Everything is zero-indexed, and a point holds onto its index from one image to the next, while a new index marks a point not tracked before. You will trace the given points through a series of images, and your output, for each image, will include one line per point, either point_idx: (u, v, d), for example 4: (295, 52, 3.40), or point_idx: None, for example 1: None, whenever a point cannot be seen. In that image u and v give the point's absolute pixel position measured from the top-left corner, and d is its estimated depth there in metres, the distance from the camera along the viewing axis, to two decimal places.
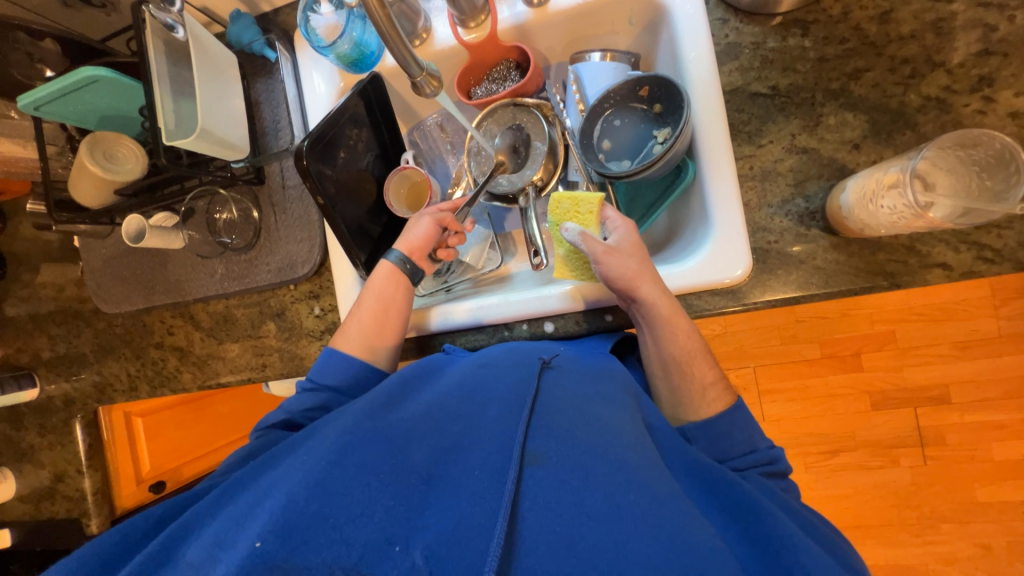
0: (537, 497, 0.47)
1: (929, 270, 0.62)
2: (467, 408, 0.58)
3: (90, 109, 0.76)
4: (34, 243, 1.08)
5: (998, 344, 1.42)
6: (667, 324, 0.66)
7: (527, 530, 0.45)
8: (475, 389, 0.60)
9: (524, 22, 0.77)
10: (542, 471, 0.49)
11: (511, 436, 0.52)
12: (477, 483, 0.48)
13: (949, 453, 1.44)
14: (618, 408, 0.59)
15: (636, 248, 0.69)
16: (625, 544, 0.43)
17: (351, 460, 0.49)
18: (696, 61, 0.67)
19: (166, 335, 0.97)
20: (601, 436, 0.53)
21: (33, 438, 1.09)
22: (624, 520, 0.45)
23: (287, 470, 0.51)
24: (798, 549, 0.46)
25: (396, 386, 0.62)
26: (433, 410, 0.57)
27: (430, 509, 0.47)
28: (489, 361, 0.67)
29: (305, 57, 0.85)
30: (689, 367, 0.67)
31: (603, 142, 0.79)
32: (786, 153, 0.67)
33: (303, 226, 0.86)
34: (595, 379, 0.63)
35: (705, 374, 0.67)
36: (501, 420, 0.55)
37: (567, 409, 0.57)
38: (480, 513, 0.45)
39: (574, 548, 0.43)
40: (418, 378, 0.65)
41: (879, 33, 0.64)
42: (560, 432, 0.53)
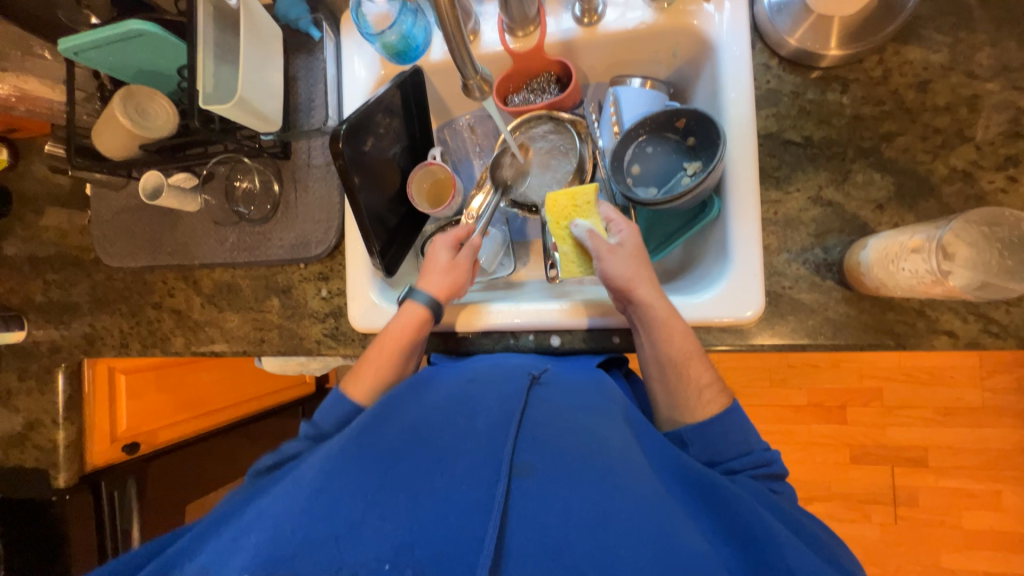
0: (524, 510, 0.48)
1: (936, 336, 0.64)
2: (459, 419, 0.57)
3: (129, 61, 0.76)
4: (43, 184, 1.06)
5: (980, 415, 1.44)
6: (663, 328, 0.67)
7: (513, 543, 0.46)
8: (466, 399, 0.60)
9: (571, 39, 0.78)
10: (529, 484, 0.50)
11: (499, 449, 0.52)
12: (467, 498, 0.49)
13: (920, 515, 1.46)
14: (609, 421, 0.58)
15: (638, 251, 0.71)
16: (614, 550, 0.45)
17: (341, 484, 0.49)
18: (735, 102, 0.69)
19: (166, 296, 0.96)
20: (589, 448, 0.53)
21: (13, 382, 1.07)
22: (612, 527, 0.46)
23: (273, 497, 0.50)
24: (787, 555, 0.47)
25: (386, 403, 0.61)
26: (422, 427, 0.57)
27: (418, 523, 0.47)
28: (478, 375, 0.66)
29: (350, 41, 0.85)
30: (685, 368, 0.66)
31: (632, 167, 0.79)
32: (811, 203, 0.68)
33: (322, 206, 0.86)
34: (588, 391, 0.64)
35: (701, 376, 0.66)
36: (488, 435, 0.54)
37: (556, 420, 0.56)
38: (471, 527, 0.47)
39: (558, 556, 0.45)
40: (407, 390, 0.64)
41: (916, 100, 0.65)
42: (544, 443, 0.53)
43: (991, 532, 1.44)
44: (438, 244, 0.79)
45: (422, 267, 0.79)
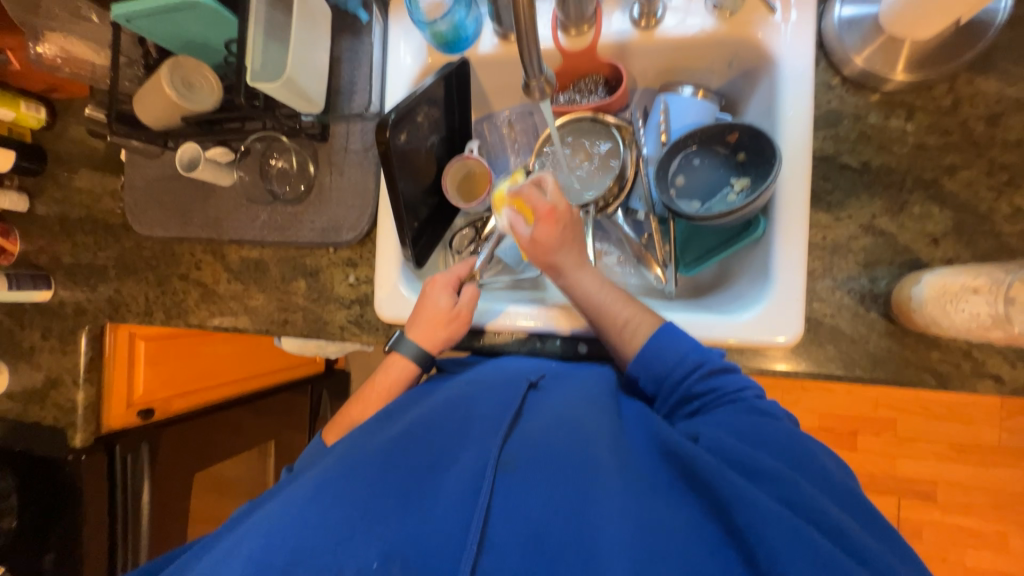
0: (507, 502, 0.49)
1: (981, 378, 0.62)
2: (451, 421, 0.58)
3: (177, 32, 0.75)
4: (79, 146, 1.06)
5: (995, 455, 1.41)
6: (586, 276, 0.72)
7: (497, 537, 0.47)
8: (457, 400, 0.62)
9: (626, 41, 0.75)
10: (512, 477, 0.50)
11: (486, 450, 0.53)
12: (454, 491, 0.50)
13: (922, 550, 1.45)
14: (596, 417, 0.58)
15: (565, 221, 0.72)
16: (590, 535, 0.46)
17: (331, 489, 0.50)
18: (793, 121, 0.67)
19: (193, 269, 0.96)
20: (568, 441, 0.53)
21: (37, 339, 1.08)
22: (589, 512, 0.47)
23: (270, 514, 0.50)
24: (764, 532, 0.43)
25: (382, 417, 0.65)
26: (412, 423, 0.58)
27: (409, 519, 0.48)
28: (477, 379, 0.68)
29: (397, 26, 0.84)
30: (604, 309, 0.70)
31: (677, 178, 0.77)
32: (862, 231, 0.66)
33: (357, 191, 0.85)
34: (578, 389, 0.64)
35: (619, 315, 0.69)
36: (479, 436, 0.56)
37: (544, 421, 0.57)
38: (456, 519, 0.48)
39: (541, 549, 0.46)
40: (405, 403, 0.67)
41: (984, 133, 0.63)
42: (529, 441, 0.54)
43: (994, 573, 1.42)
44: (438, 286, 0.77)
45: (416, 309, 0.77)
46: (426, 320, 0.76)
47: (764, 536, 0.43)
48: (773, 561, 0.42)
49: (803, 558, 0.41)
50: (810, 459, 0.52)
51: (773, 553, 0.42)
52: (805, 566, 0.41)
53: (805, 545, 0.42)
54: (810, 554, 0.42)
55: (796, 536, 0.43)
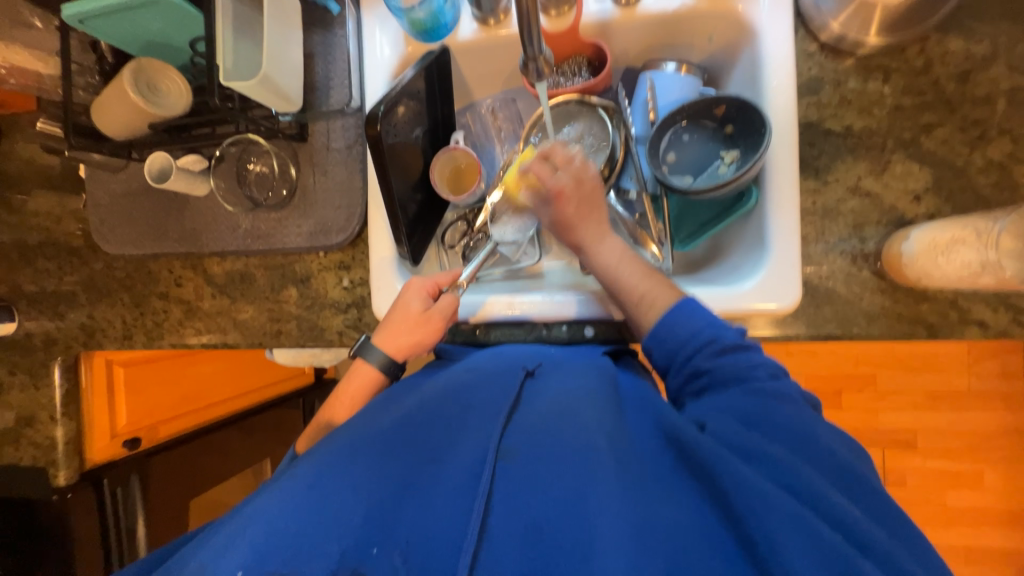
0: (508, 490, 0.48)
1: (967, 326, 0.65)
2: (450, 411, 0.57)
3: (137, 33, 0.70)
4: (30, 165, 0.99)
5: (966, 399, 1.50)
6: (605, 247, 0.73)
7: (496, 528, 0.46)
8: (458, 390, 0.60)
9: (608, 20, 0.75)
10: (513, 466, 0.50)
11: (485, 440, 0.52)
12: (454, 482, 0.49)
13: (907, 495, 1.54)
14: (597, 404, 0.57)
15: (583, 196, 0.72)
16: (592, 523, 0.45)
17: (331, 481, 0.48)
18: (778, 90, 0.68)
19: (173, 286, 0.91)
20: (569, 426, 0.54)
21: (4, 376, 1.01)
22: (589, 500, 0.47)
23: (267, 499, 0.48)
24: (759, 513, 0.43)
25: (379, 404, 0.63)
26: (412, 414, 0.56)
27: (408, 508, 0.47)
28: (477, 366, 0.67)
29: (371, 15, 0.81)
30: (621, 283, 0.71)
31: (668, 154, 0.78)
32: (850, 194, 0.68)
33: (344, 191, 0.82)
34: (577, 375, 0.64)
35: (637, 288, 0.69)
36: (478, 425, 0.55)
37: (545, 408, 0.57)
38: (455, 511, 0.47)
39: (540, 536, 0.45)
40: (399, 392, 0.66)
41: (956, 91, 0.66)
42: (530, 428, 0.53)
43: (973, 509, 1.52)
44: (414, 289, 0.75)
45: (389, 316, 0.75)
46: (392, 329, 0.74)
47: (763, 523, 0.43)
48: (771, 544, 0.42)
49: (808, 549, 0.41)
50: (817, 444, 0.51)
51: (772, 537, 0.42)
52: (808, 557, 0.41)
53: (807, 535, 0.42)
54: (813, 542, 0.42)
55: (798, 523, 0.42)
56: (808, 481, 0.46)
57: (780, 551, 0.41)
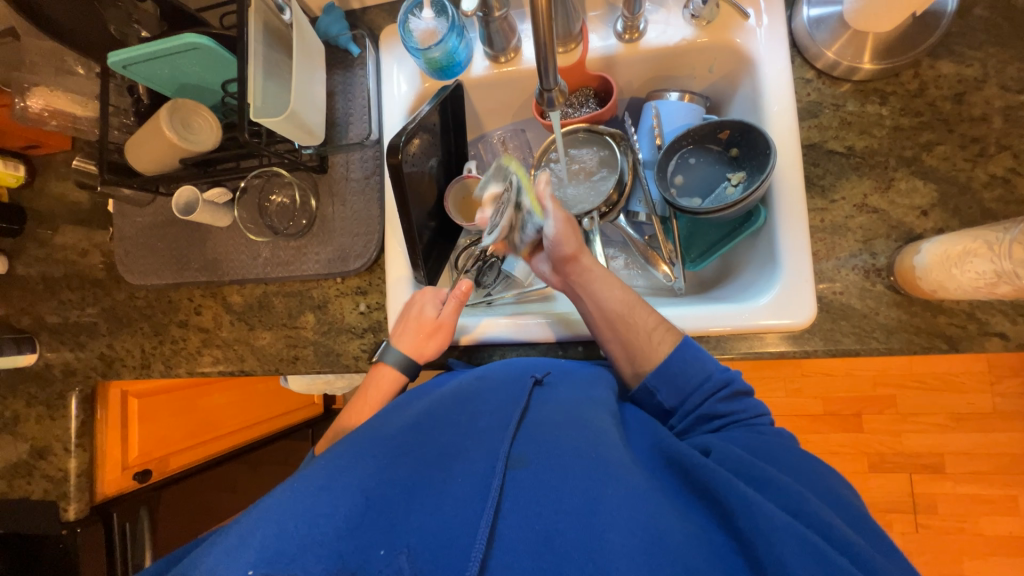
0: (518, 497, 0.50)
1: (987, 338, 0.65)
2: (460, 422, 0.61)
3: (173, 75, 0.75)
4: (62, 202, 1.03)
5: (992, 420, 1.46)
6: (600, 283, 0.73)
7: (505, 531, 0.48)
8: (467, 401, 0.64)
9: (613, 54, 0.79)
10: (523, 473, 0.52)
11: (496, 448, 0.55)
12: (463, 488, 0.51)
13: (940, 523, 1.47)
14: (604, 420, 0.60)
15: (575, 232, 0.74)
16: (601, 535, 0.46)
17: (342, 482, 0.49)
18: (779, 115, 0.71)
19: (192, 314, 0.93)
20: (578, 437, 0.56)
21: (21, 408, 1.01)
22: (599, 512, 0.48)
23: (277, 497, 0.49)
24: (768, 534, 0.44)
25: (390, 409, 0.65)
26: (424, 423, 0.59)
27: (416, 509, 0.49)
28: (487, 374, 0.70)
29: (389, 56, 0.86)
30: (630, 317, 0.70)
31: (675, 177, 0.80)
32: (857, 210, 0.70)
33: (361, 219, 0.85)
34: (583, 388, 0.66)
35: (646, 321, 0.69)
36: (489, 434, 0.58)
37: (553, 419, 0.59)
38: (465, 516, 0.49)
39: (551, 545, 0.47)
40: (412, 397, 0.68)
41: (953, 111, 0.68)
42: (539, 438, 0.56)
43: (1013, 537, 1.44)
44: (428, 296, 0.77)
45: (405, 317, 0.77)
46: (409, 338, 0.76)
47: (773, 545, 0.44)
48: (781, 565, 0.43)
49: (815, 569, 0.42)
50: (818, 478, 0.53)
51: (780, 560, 0.43)
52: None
53: (818, 559, 0.43)
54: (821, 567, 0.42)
55: (809, 549, 0.43)
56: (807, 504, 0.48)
57: (790, 573, 0.42)
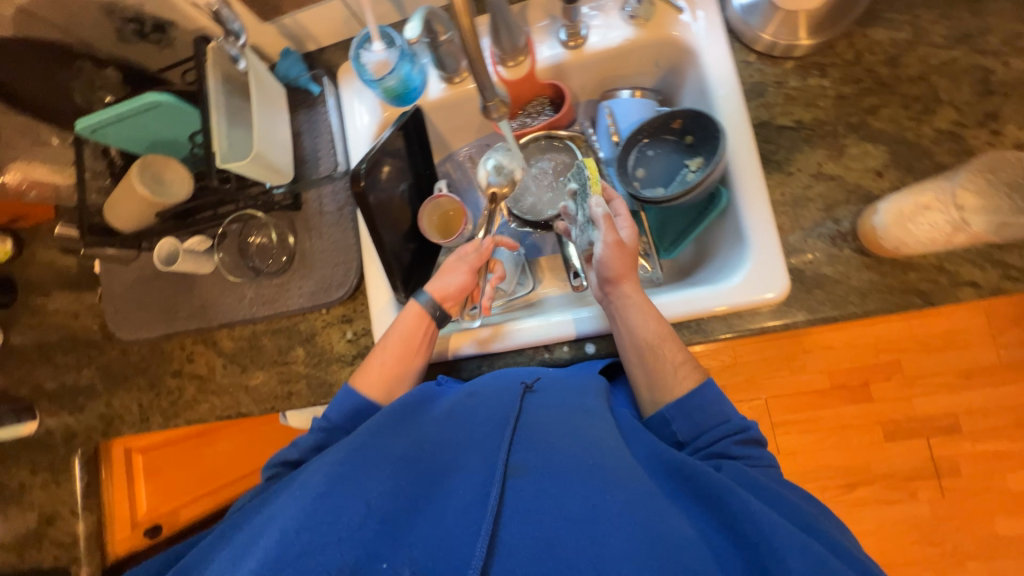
0: (518, 506, 0.51)
1: (960, 288, 0.65)
2: (457, 432, 0.60)
3: (142, 133, 0.78)
4: (51, 269, 1.05)
5: (999, 372, 1.45)
6: (636, 310, 0.69)
7: (506, 536, 0.50)
8: (464, 410, 0.62)
9: (561, 62, 0.82)
10: (523, 482, 0.53)
11: (494, 455, 0.56)
12: (464, 500, 0.53)
13: (965, 485, 1.44)
14: (601, 421, 0.60)
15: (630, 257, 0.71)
16: (602, 541, 0.47)
17: (342, 493, 0.49)
18: (725, 99, 0.73)
19: (185, 362, 0.94)
20: (577, 443, 0.56)
21: (26, 478, 1.02)
22: (600, 517, 0.49)
23: (279, 509, 0.51)
24: (773, 537, 0.46)
25: (388, 414, 0.61)
26: (422, 435, 0.59)
27: (417, 520, 0.50)
28: (478, 391, 0.66)
29: (349, 90, 0.89)
30: (661, 348, 0.66)
31: (637, 170, 0.83)
32: (814, 180, 0.71)
33: (338, 249, 0.87)
34: (579, 391, 0.64)
35: (673, 356, 0.66)
36: (487, 441, 0.58)
37: (550, 422, 0.59)
38: (466, 526, 0.51)
39: (552, 552, 0.48)
40: (411, 404, 0.63)
41: (890, 74, 0.70)
42: (538, 444, 0.57)
43: None
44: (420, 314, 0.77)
45: (444, 263, 0.81)
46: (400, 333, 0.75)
47: (776, 548, 0.46)
48: (783, 565, 0.45)
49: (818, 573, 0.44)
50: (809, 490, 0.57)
51: (783, 561, 0.45)
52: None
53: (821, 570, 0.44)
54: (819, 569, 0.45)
55: (811, 556, 0.45)
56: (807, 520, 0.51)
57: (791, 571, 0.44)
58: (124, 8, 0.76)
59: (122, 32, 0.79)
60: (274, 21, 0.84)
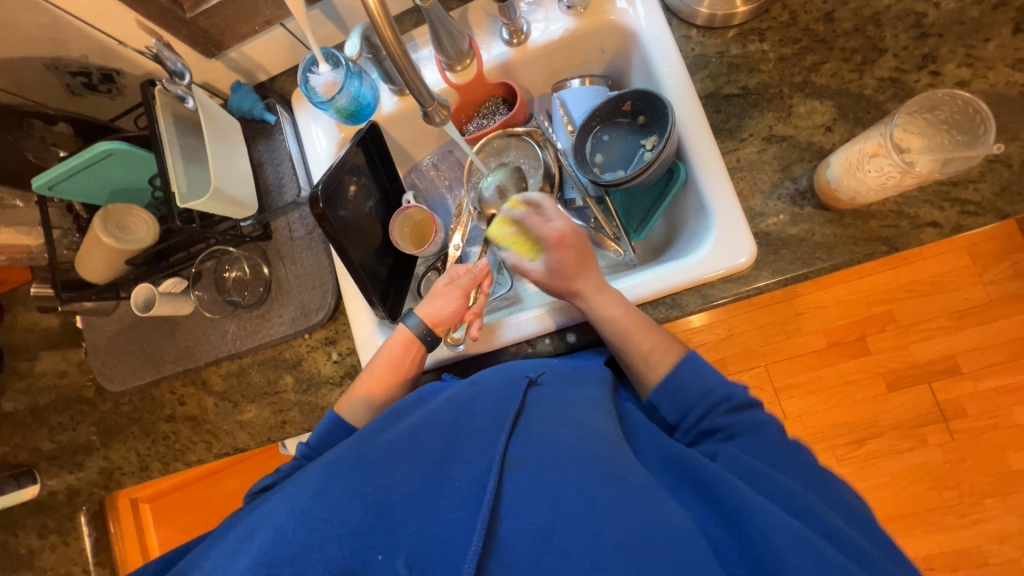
0: (515, 500, 0.51)
1: (922, 230, 0.66)
2: (456, 428, 0.59)
3: (102, 183, 0.78)
4: (34, 330, 1.05)
5: (990, 309, 1.45)
6: (605, 301, 0.71)
7: (503, 531, 0.49)
8: (463, 406, 0.62)
9: (507, 60, 0.83)
10: (519, 475, 0.52)
11: (491, 450, 0.55)
12: (461, 492, 0.52)
13: (972, 425, 1.45)
14: (601, 418, 0.60)
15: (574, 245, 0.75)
16: (597, 531, 0.46)
17: (338, 487, 0.50)
18: (670, 75, 0.74)
19: (177, 406, 0.94)
20: (576, 435, 0.55)
21: (33, 542, 1.01)
22: (598, 510, 0.48)
23: (276, 502, 0.52)
24: (772, 533, 0.45)
25: (387, 416, 0.63)
26: (421, 430, 0.58)
27: (413, 517, 0.49)
28: (481, 379, 0.68)
29: (304, 115, 0.90)
30: (632, 336, 0.69)
31: (595, 157, 0.84)
32: (767, 142, 0.72)
33: (313, 273, 0.87)
34: (576, 384, 0.66)
35: (642, 342, 0.68)
36: (484, 436, 0.57)
37: (549, 418, 0.59)
38: (462, 524, 0.49)
39: (548, 543, 0.47)
40: (413, 403, 0.66)
41: (827, 30, 0.72)
42: (537, 437, 0.56)
43: None
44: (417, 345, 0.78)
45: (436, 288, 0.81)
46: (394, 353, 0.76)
47: (774, 542, 0.45)
48: (780, 561, 0.44)
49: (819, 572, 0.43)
50: (816, 478, 0.55)
51: (781, 558, 0.44)
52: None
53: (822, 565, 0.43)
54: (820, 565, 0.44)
55: (811, 550, 0.44)
56: (812, 508, 0.49)
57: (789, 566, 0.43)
58: (69, 62, 0.77)
59: (72, 86, 0.81)
60: (221, 56, 0.84)
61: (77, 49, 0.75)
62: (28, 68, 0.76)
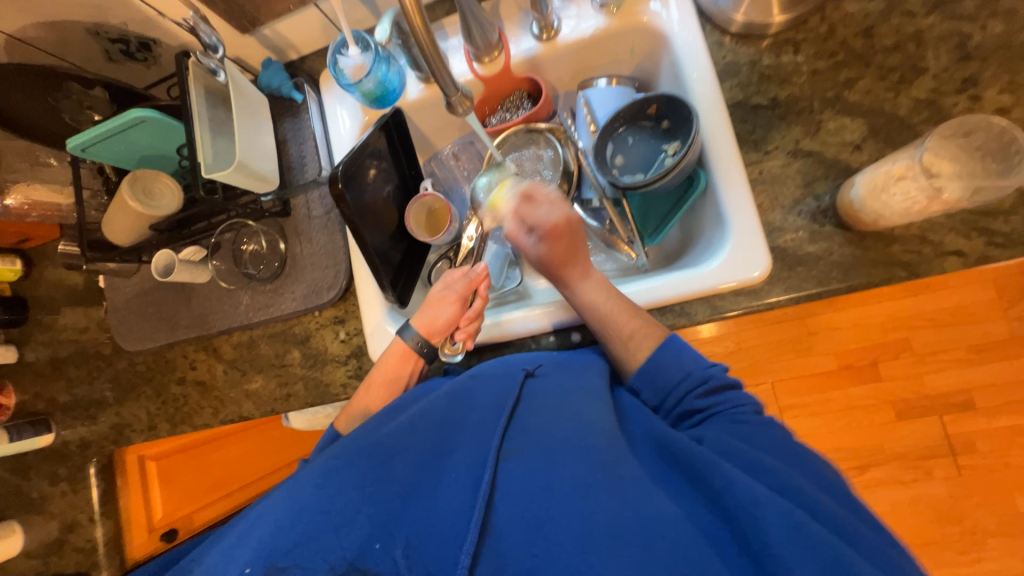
0: (509, 488, 0.51)
1: (945, 258, 0.64)
2: (453, 418, 0.60)
3: (131, 149, 0.80)
4: (60, 286, 1.09)
5: (1012, 345, 1.41)
6: (591, 290, 0.73)
7: (498, 522, 0.50)
8: (459, 398, 0.63)
9: (535, 55, 0.83)
10: (515, 465, 0.53)
11: (487, 443, 0.56)
12: (457, 483, 0.53)
13: (982, 462, 1.41)
14: (597, 412, 0.61)
15: (566, 233, 0.74)
16: (590, 518, 0.48)
17: (337, 480, 0.51)
18: (700, 81, 0.73)
19: (189, 369, 0.97)
20: (570, 429, 0.56)
21: (45, 488, 1.06)
22: (588, 497, 0.49)
23: (275, 497, 0.52)
24: (760, 516, 0.44)
25: (388, 411, 0.65)
26: (417, 420, 0.59)
27: (411, 507, 0.51)
28: (478, 372, 0.69)
29: (330, 95, 0.91)
30: (614, 319, 0.70)
31: (616, 158, 0.83)
32: (792, 157, 0.71)
33: (327, 253, 0.89)
34: (573, 377, 0.66)
35: (624, 326, 0.69)
36: (481, 428, 0.58)
37: (544, 413, 0.60)
38: (457, 514, 0.51)
39: (541, 532, 0.48)
40: (410, 399, 0.67)
41: (865, 46, 0.70)
42: (532, 431, 0.57)
43: None
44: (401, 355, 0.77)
45: (434, 294, 0.81)
46: (384, 362, 0.77)
47: (761, 524, 0.44)
48: (766, 542, 0.43)
49: (808, 555, 0.41)
50: (808, 463, 0.53)
51: (766, 538, 0.43)
52: (806, 561, 0.41)
53: (802, 534, 0.42)
54: (807, 545, 0.42)
55: (793, 524, 0.43)
56: (792, 484, 0.48)
57: (776, 551, 0.42)
58: (109, 28, 0.79)
59: (111, 53, 0.84)
60: (255, 33, 0.86)
61: (118, 16, 0.77)
62: (71, 32, 0.79)
